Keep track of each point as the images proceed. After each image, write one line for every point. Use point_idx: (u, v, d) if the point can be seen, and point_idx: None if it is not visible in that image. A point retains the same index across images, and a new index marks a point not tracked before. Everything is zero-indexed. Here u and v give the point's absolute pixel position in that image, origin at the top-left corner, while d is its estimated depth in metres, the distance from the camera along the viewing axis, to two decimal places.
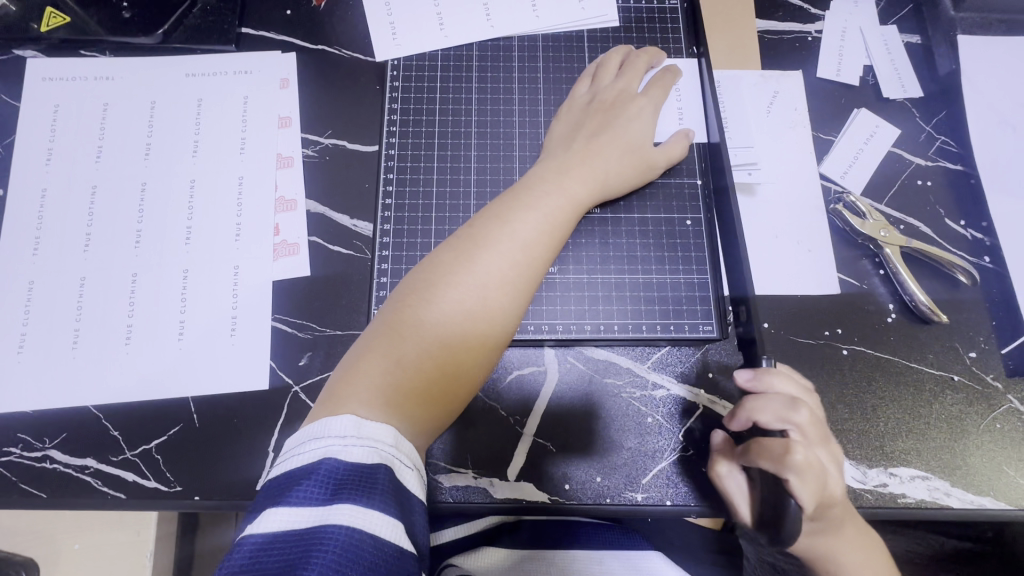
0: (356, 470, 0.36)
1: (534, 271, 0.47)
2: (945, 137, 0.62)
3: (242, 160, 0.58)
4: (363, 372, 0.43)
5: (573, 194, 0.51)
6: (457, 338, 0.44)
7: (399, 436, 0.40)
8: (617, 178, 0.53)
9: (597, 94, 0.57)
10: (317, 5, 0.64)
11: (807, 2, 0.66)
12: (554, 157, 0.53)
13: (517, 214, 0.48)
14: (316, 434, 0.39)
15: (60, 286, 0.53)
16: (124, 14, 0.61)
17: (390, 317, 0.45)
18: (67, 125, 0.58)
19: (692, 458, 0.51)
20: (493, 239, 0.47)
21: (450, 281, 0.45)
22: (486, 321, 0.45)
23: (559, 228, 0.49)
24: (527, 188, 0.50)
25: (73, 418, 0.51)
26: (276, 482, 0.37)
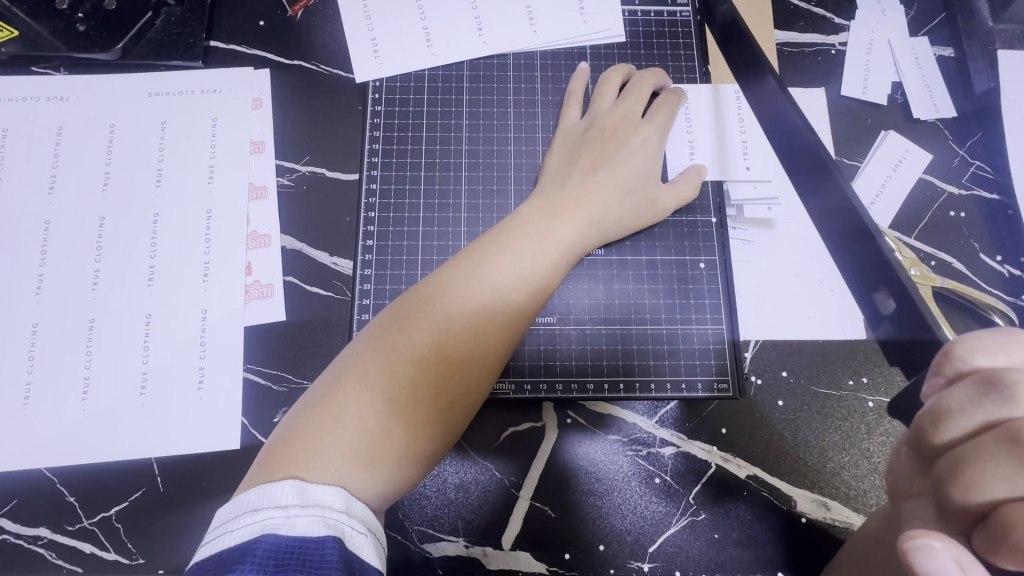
0: (298, 546, 0.31)
1: (516, 321, 0.43)
2: (980, 162, 0.57)
3: (211, 191, 0.53)
4: (310, 431, 0.37)
5: (565, 236, 0.46)
6: (423, 393, 0.39)
7: (351, 498, 0.35)
8: (616, 218, 0.49)
9: (595, 121, 0.52)
10: (293, 15, 0.58)
11: (830, 11, 0.61)
12: (545, 194, 0.48)
13: (498, 256, 0.43)
14: (252, 505, 0.33)
15: (9, 334, 0.49)
16: (79, 26, 0.55)
17: (349, 366, 0.40)
18: (18, 151, 0.53)
19: (704, 524, 0.47)
20: (467, 282, 0.42)
21: (419, 328, 0.40)
22: (457, 373, 0.40)
23: (546, 273, 0.44)
24: (512, 228, 0.46)
25: (25, 483, 0.46)
26: (203, 568, 0.31)
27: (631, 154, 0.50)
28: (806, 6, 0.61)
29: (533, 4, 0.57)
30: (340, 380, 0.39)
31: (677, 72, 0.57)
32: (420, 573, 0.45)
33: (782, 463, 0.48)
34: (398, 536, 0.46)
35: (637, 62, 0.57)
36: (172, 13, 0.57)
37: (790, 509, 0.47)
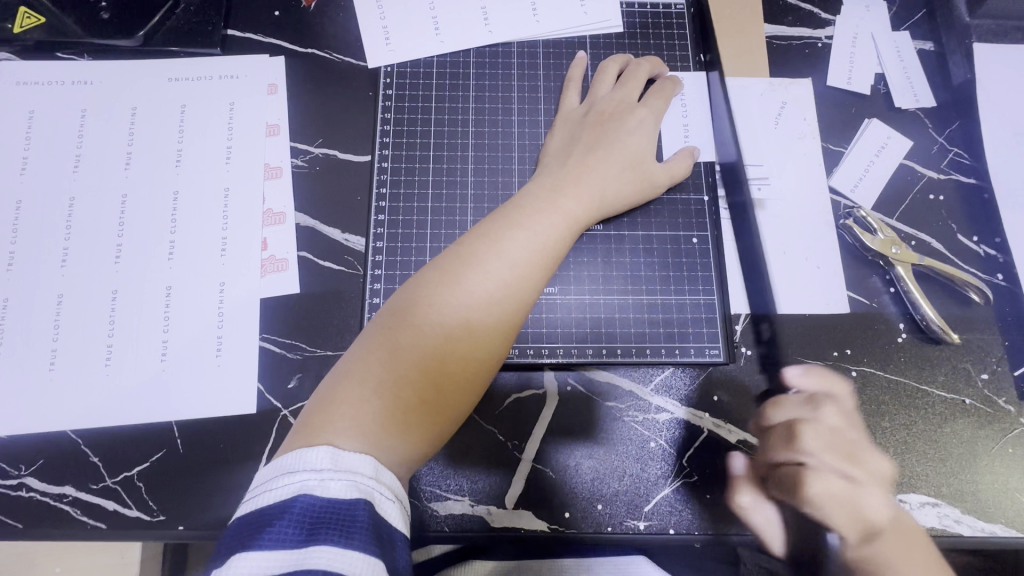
0: (332, 508, 0.33)
1: (530, 291, 0.45)
2: (958, 149, 0.60)
3: (228, 171, 0.55)
4: (339, 402, 0.39)
5: (570, 211, 0.48)
6: (446, 361, 0.41)
7: (380, 467, 0.36)
8: (617, 195, 0.51)
9: (593, 106, 0.55)
10: (307, 6, 0.61)
11: (817, 6, 0.64)
12: (550, 172, 0.51)
13: (510, 233, 0.46)
14: (289, 467, 0.35)
15: (36, 304, 0.51)
16: (102, 14, 0.58)
17: (371, 340, 0.42)
18: (44, 132, 0.56)
19: (697, 484, 0.49)
20: (481, 259, 0.44)
21: (437, 302, 0.43)
22: (477, 341, 0.43)
23: (554, 247, 0.47)
24: (519, 207, 0.48)
25: (51, 444, 0.48)
26: (246, 522, 0.34)
27: (629, 137, 0.53)
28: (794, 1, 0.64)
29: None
30: (368, 353, 0.41)
31: (671, 61, 0.60)
32: (427, 530, 0.48)
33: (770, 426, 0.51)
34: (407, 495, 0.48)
35: (635, 52, 0.60)
36: (192, 2, 0.60)
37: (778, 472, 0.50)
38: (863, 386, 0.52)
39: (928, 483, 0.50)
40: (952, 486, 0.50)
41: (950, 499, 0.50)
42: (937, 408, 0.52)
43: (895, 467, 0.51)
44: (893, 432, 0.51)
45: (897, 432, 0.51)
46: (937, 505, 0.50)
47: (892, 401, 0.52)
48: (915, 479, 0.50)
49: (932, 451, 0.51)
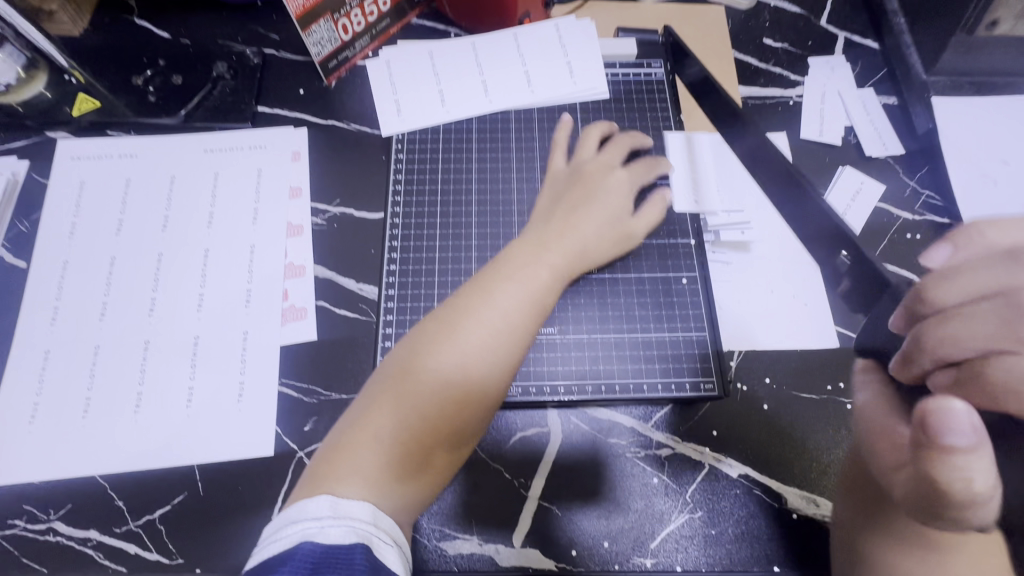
0: (331, 553, 0.36)
1: (518, 336, 0.48)
2: (929, 192, 0.64)
3: (255, 230, 0.61)
4: (344, 451, 0.42)
5: (555, 263, 0.53)
6: (441, 407, 0.45)
7: (377, 513, 0.40)
8: (598, 249, 0.56)
9: (578, 166, 0.61)
10: (328, 84, 0.68)
11: (786, 69, 0.71)
12: (539, 228, 0.56)
13: (500, 285, 0.50)
14: (293, 518, 0.38)
15: (75, 355, 0.55)
16: (150, 98, 0.66)
17: (376, 390, 0.45)
18: (92, 200, 0.62)
19: (701, 520, 0.50)
20: (474, 310, 0.48)
21: (433, 352, 0.46)
22: (470, 386, 0.46)
23: (540, 297, 0.51)
24: (509, 261, 0.52)
25: (80, 488, 0.51)
26: (255, 569, 0.36)
27: (610, 193, 0.58)
28: (765, 66, 0.71)
29: (530, 69, 0.67)
30: (371, 400, 0.45)
31: (654, 120, 0.66)
32: (436, 569, 0.49)
33: (770, 460, 0.52)
34: (417, 535, 0.49)
35: (621, 114, 0.66)
36: (228, 85, 0.68)
37: (782, 506, 0.51)
38: None
39: None
40: None
41: None
42: None
43: None
44: None
45: None
46: None
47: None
48: None
49: None
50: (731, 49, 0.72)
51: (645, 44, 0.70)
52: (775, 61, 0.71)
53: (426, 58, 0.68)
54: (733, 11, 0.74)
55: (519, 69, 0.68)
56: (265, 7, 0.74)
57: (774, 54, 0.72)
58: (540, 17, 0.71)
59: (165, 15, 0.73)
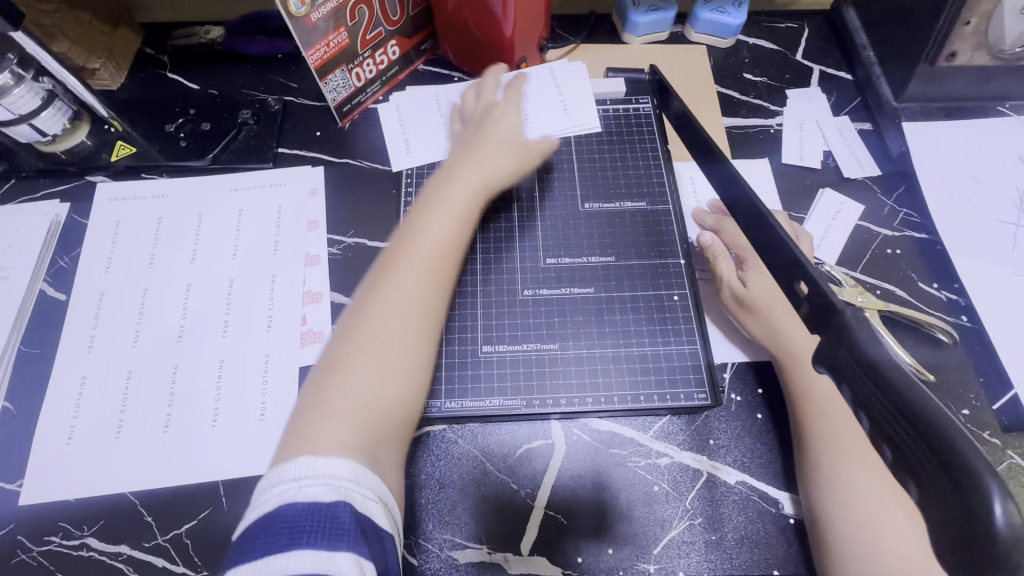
0: (312, 512, 0.37)
1: (445, 277, 0.52)
2: (907, 210, 0.68)
3: (276, 260, 0.66)
4: (316, 426, 0.43)
5: (460, 203, 0.56)
6: (392, 348, 0.48)
7: (358, 469, 0.41)
8: (504, 164, 0.62)
9: (466, 114, 0.69)
10: (342, 126, 0.74)
11: (766, 101, 0.76)
12: (423, 191, 0.58)
13: (419, 238, 0.53)
14: (273, 480, 0.40)
15: (110, 380, 0.59)
16: (181, 143, 0.73)
17: (325, 366, 0.47)
18: (127, 237, 0.67)
19: (701, 526, 0.52)
20: (400, 266, 0.51)
21: (370, 312, 0.49)
22: (416, 329, 0.49)
23: (458, 240, 0.54)
24: (395, 234, 0.54)
25: (112, 505, 0.54)
26: (241, 529, 0.38)
27: (488, 152, 0.62)
28: (746, 98, 0.76)
29: (529, 106, 0.72)
30: (329, 367, 0.47)
31: (644, 150, 0.71)
32: None
33: (766, 466, 0.55)
34: (430, 545, 0.52)
35: (612, 144, 0.71)
36: (252, 129, 0.74)
37: (780, 511, 0.53)
38: None
39: None
40: None
41: None
42: None
43: None
44: None
45: None
46: None
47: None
48: None
49: None
50: (714, 83, 0.77)
51: (633, 82, 0.76)
52: (756, 93, 0.77)
53: (432, 101, 0.74)
54: (714, 50, 0.81)
55: (517, 107, 0.72)
56: (285, 59, 0.81)
57: (754, 87, 0.77)
58: (536, 62, 0.79)
59: (195, 69, 0.80)
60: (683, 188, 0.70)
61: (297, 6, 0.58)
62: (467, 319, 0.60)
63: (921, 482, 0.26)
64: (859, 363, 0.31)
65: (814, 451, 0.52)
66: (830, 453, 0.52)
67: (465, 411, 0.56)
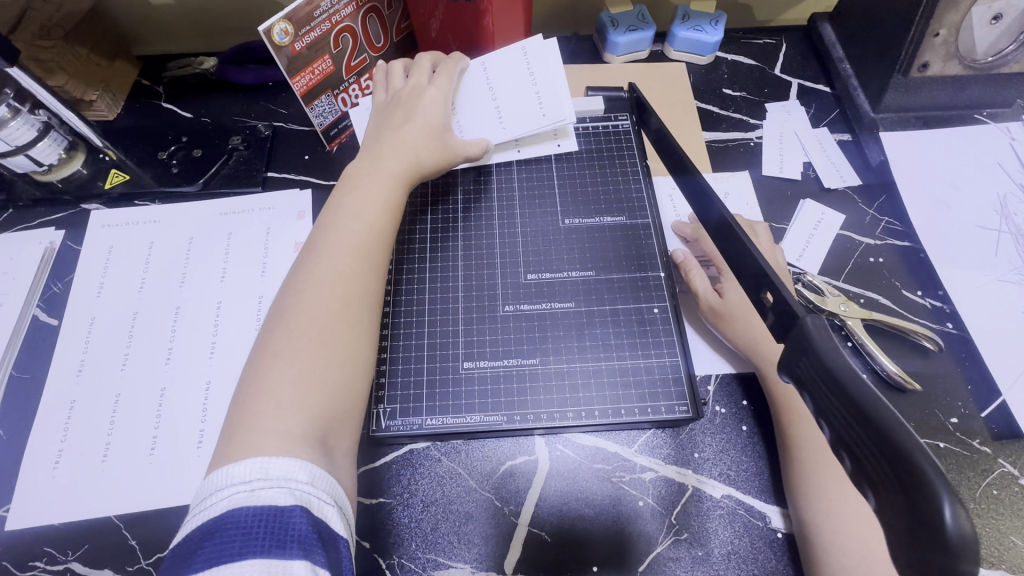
0: (268, 516, 0.38)
1: (371, 270, 0.54)
2: (888, 218, 0.69)
3: (263, 281, 0.67)
4: (259, 429, 0.43)
5: (386, 199, 0.58)
6: (324, 338, 0.48)
7: (315, 473, 0.42)
8: (430, 157, 0.64)
9: (394, 94, 0.68)
10: (330, 149, 0.76)
11: (745, 115, 0.77)
12: (347, 179, 0.60)
13: (339, 231, 0.54)
14: (219, 485, 0.40)
15: (98, 403, 0.60)
16: (173, 170, 0.74)
17: (258, 364, 0.47)
18: (118, 262, 0.69)
19: (687, 542, 0.52)
20: (321, 259, 0.52)
21: (296, 306, 0.49)
22: (345, 320, 0.50)
23: (379, 231, 0.56)
24: (316, 230, 0.56)
25: (95, 530, 0.54)
26: (186, 540, 0.38)
27: (409, 136, 0.63)
28: (725, 112, 0.78)
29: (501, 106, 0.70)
30: (258, 364, 0.47)
31: (624, 166, 0.72)
32: None
33: (751, 479, 0.54)
34: (412, 565, 0.51)
35: (593, 161, 0.72)
36: (242, 155, 0.76)
37: (766, 524, 0.52)
38: None
39: None
40: None
41: None
42: None
43: None
44: None
45: None
46: None
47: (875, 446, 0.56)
48: None
49: None
50: (693, 99, 0.79)
51: (613, 100, 0.78)
52: (735, 108, 0.78)
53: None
54: (693, 67, 0.82)
55: (489, 104, 0.70)
56: (276, 87, 0.84)
57: (733, 101, 0.79)
58: None
59: (189, 99, 0.83)
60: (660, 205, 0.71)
61: (281, 36, 0.61)
62: (449, 336, 0.60)
63: (877, 490, 0.26)
64: (818, 371, 0.31)
65: (801, 461, 0.52)
66: (817, 463, 0.51)
67: (447, 429, 0.56)
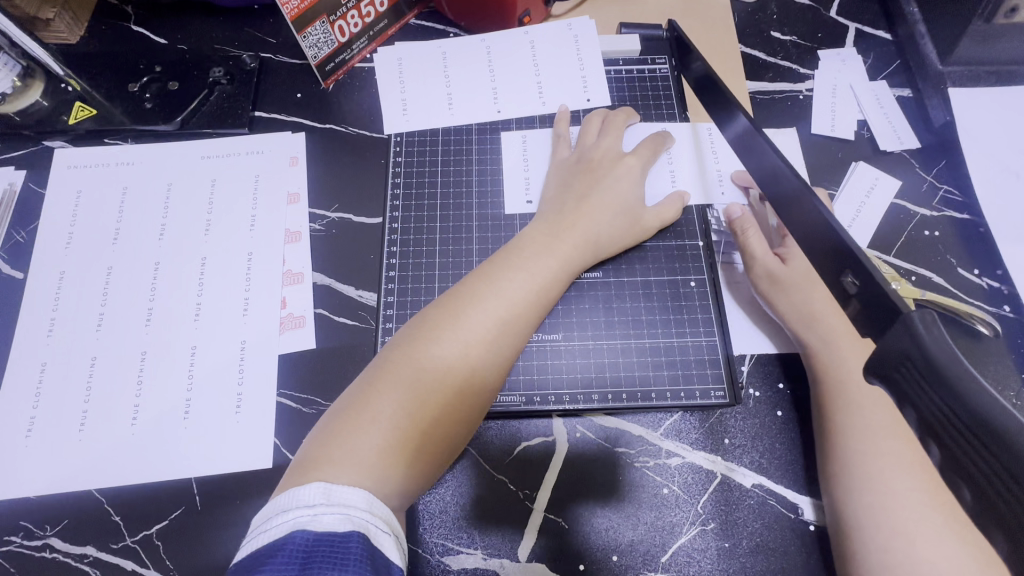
0: (325, 541, 0.34)
1: (516, 329, 0.48)
2: (948, 186, 0.62)
3: (253, 236, 0.60)
4: (339, 451, 0.40)
5: (569, 255, 0.52)
6: (448, 389, 0.44)
7: (374, 500, 0.37)
8: (607, 238, 0.55)
9: (582, 144, 0.60)
10: (326, 87, 0.67)
11: (795, 63, 0.69)
12: (551, 214, 0.55)
13: (505, 272, 0.50)
14: (283, 506, 0.36)
15: (72, 368, 0.54)
16: (146, 104, 0.65)
17: (373, 379, 0.44)
18: (88, 209, 0.61)
19: (713, 532, 0.48)
20: (484, 297, 0.48)
21: (436, 338, 0.46)
22: (463, 381, 0.45)
23: (550, 284, 0.51)
24: (520, 251, 0.52)
25: (76, 504, 0.50)
26: (240, 564, 0.34)
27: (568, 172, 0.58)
28: (773, 60, 0.69)
29: (543, 81, 0.66)
30: (372, 384, 0.44)
31: (659, 119, 0.64)
32: None
33: (785, 469, 0.50)
34: (418, 549, 0.48)
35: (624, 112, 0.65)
36: (225, 90, 0.67)
37: (799, 517, 0.49)
38: None
39: None
40: None
41: None
42: None
43: None
44: None
45: None
46: None
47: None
48: None
49: None
50: (737, 43, 0.70)
51: (648, 40, 0.69)
52: (784, 55, 0.69)
53: (438, 59, 0.67)
54: (739, 4, 0.72)
55: (532, 82, 0.66)
56: (262, 11, 0.73)
57: (782, 47, 0.70)
58: (541, 16, 0.70)
59: (161, 21, 0.72)
60: (713, 152, 0.62)
61: None
62: None
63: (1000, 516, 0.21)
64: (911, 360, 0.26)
65: (846, 451, 0.48)
66: (865, 452, 0.47)
67: None
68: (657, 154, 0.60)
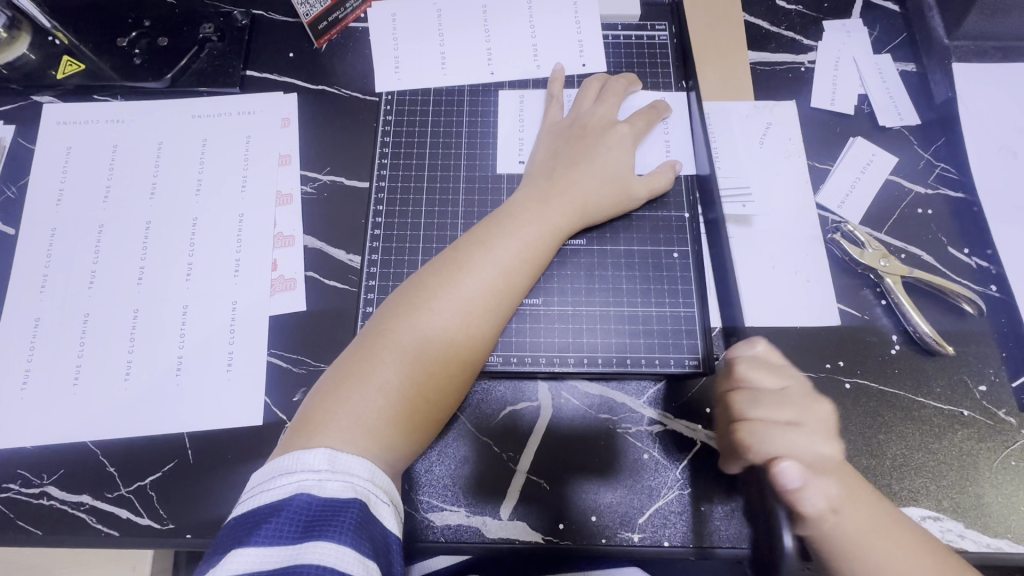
0: (327, 508, 0.36)
1: (509, 294, 0.48)
2: (944, 164, 0.61)
3: (243, 198, 0.60)
4: (337, 415, 0.41)
5: (560, 221, 0.52)
6: (441, 355, 0.45)
7: (376, 470, 0.39)
8: (598, 204, 0.55)
9: (579, 118, 0.59)
10: (318, 47, 0.66)
11: (799, 33, 0.67)
12: (544, 180, 0.55)
13: (497, 239, 0.50)
14: (287, 468, 0.38)
15: (65, 324, 0.55)
16: (135, 60, 0.64)
17: (367, 344, 0.45)
18: (79, 166, 0.61)
19: (690, 497, 0.50)
20: (476, 263, 0.48)
21: (428, 305, 0.46)
22: (457, 347, 0.46)
23: (541, 252, 0.51)
24: (511, 218, 0.52)
25: (72, 454, 0.51)
26: (245, 518, 0.36)
27: (562, 139, 0.58)
28: (776, 29, 0.67)
29: (540, 45, 0.64)
30: (365, 349, 0.45)
31: (656, 87, 0.63)
32: (423, 539, 0.49)
33: None
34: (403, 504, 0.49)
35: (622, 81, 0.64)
36: (215, 47, 0.65)
37: None
38: (857, 398, 0.53)
39: (928, 496, 0.50)
40: (954, 500, 0.50)
41: (953, 513, 0.49)
42: (935, 420, 0.52)
43: (892, 481, 0.50)
44: (890, 444, 0.51)
45: (898, 447, 0.51)
46: (938, 519, 0.49)
47: (902, 415, 0.52)
48: (914, 493, 0.50)
49: (934, 465, 0.51)
50: (740, 10, 0.68)
51: (650, 5, 0.67)
52: (788, 25, 0.67)
53: (433, 17, 0.65)
54: None
55: (527, 44, 0.64)
56: None
57: (787, 16, 0.68)
58: None
59: None
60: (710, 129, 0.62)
61: None
62: None
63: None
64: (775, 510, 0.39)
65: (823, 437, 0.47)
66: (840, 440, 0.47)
67: None
68: (653, 125, 0.60)
